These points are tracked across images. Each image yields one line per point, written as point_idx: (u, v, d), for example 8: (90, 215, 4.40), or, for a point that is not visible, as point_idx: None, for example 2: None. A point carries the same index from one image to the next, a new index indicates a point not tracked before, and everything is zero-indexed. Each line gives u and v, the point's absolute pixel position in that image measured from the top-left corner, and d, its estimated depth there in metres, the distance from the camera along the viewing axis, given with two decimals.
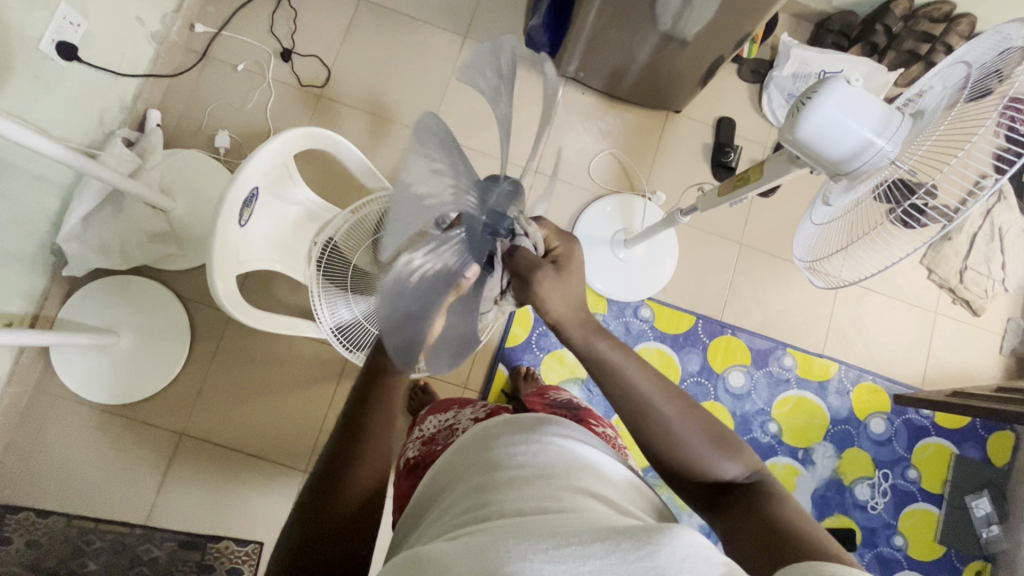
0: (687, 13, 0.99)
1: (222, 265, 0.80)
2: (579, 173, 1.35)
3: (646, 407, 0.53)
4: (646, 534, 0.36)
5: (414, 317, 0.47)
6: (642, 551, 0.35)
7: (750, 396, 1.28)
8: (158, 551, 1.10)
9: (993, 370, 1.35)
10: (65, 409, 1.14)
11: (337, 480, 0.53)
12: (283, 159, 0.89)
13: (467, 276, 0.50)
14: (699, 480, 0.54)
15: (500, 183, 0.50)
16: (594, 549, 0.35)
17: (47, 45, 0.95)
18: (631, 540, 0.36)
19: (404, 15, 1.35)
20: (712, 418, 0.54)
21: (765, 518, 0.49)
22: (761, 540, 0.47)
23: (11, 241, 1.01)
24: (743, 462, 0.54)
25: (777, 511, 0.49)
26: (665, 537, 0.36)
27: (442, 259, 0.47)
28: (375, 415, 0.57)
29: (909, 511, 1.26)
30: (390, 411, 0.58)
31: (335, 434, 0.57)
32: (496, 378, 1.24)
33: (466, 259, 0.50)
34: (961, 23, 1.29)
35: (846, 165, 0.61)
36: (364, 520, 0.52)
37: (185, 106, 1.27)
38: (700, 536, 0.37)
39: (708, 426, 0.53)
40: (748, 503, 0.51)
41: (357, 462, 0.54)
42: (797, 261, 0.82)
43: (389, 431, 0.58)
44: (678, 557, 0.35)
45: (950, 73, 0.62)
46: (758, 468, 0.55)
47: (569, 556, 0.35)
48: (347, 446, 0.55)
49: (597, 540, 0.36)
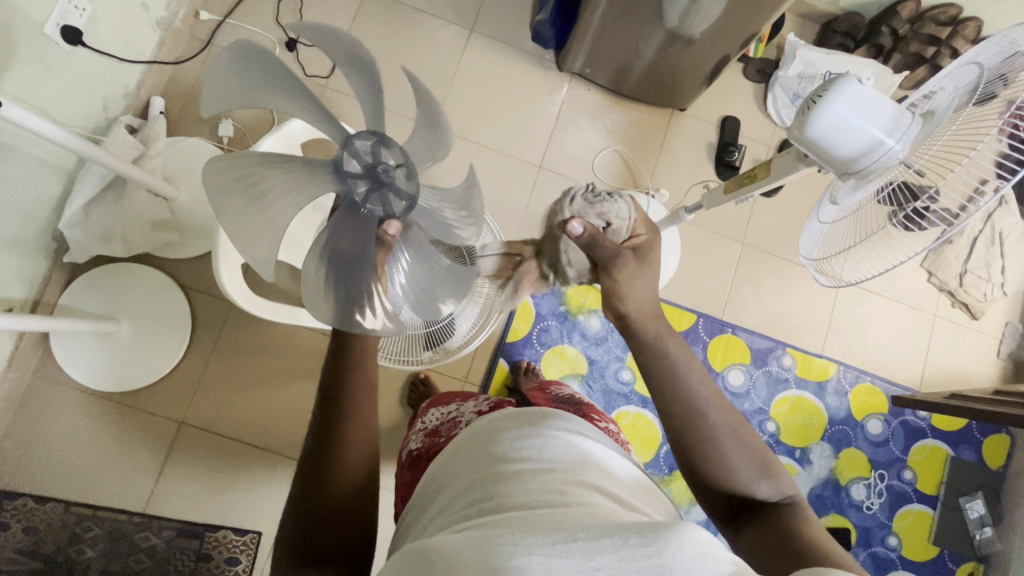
0: (694, 10, 0.98)
1: (226, 253, 0.80)
2: (583, 169, 1.35)
3: (697, 418, 0.54)
4: (652, 532, 0.36)
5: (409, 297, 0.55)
6: (650, 548, 0.35)
7: (749, 395, 1.29)
8: (156, 539, 1.08)
9: (989, 373, 1.36)
10: (62, 396, 1.14)
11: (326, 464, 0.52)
12: (289, 148, 0.88)
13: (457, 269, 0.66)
14: (729, 495, 0.54)
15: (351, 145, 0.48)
16: (602, 544, 0.36)
17: (51, 29, 0.95)
18: (639, 537, 0.36)
19: (409, 7, 1.35)
20: (752, 446, 0.54)
21: (798, 538, 0.48)
22: (792, 554, 0.47)
23: (12, 226, 1.01)
24: (780, 486, 0.54)
25: (811, 535, 0.49)
26: (674, 533, 0.36)
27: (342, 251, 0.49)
28: (353, 382, 0.54)
29: (904, 512, 1.27)
30: (371, 372, 0.55)
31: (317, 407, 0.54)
32: (497, 372, 1.24)
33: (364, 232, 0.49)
34: (967, 27, 1.30)
35: (854, 165, 0.61)
36: (362, 498, 0.52)
37: (188, 94, 1.26)
38: (709, 535, 0.37)
39: (749, 453, 0.54)
40: (778, 523, 0.51)
41: (343, 437, 0.53)
42: (803, 259, 0.82)
43: (374, 392, 0.55)
44: (685, 554, 0.35)
45: (961, 74, 0.63)
46: (794, 495, 0.54)
47: (577, 551, 0.35)
48: (329, 423, 0.53)
49: (604, 536, 0.36)
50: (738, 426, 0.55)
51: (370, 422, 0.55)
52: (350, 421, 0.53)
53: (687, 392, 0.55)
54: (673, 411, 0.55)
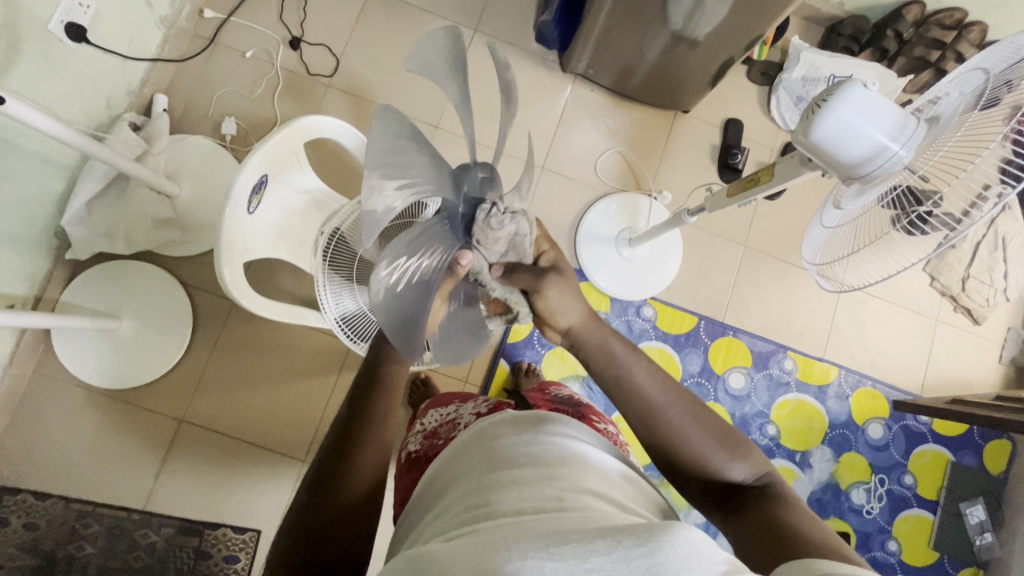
0: (699, 12, 0.98)
1: (228, 252, 0.80)
2: (586, 170, 1.35)
3: (648, 411, 0.55)
4: (647, 531, 0.36)
5: (410, 311, 0.52)
6: (643, 549, 0.35)
7: (750, 398, 1.29)
8: (155, 536, 1.09)
9: (991, 379, 1.36)
10: (63, 392, 1.14)
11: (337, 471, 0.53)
12: (292, 147, 0.88)
13: (459, 263, 0.57)
14: (707, 480, 0.54)
15: (472, 171, 0.56)
16: (595, 546, 0.36)
17: (56, 26, 0.95)
18: (632, 537, 0.36)
19: (414, 7, 1.35)
20: (712, 423, 0.54)
21: (776, 519, 0.49)
22: (773, 539, 0.47)
23: (15, 223, 1.01)
24: (752, 465, 0.54)
25: (786, 513, 0.49)
26: (667, 534, 0.36)
27: (431, 245, 0.54)
28: (377, 403, 0.59)
29: (904, 516, 1.27)
30: (392, 396, 0.60)
31: (337, 423, 0.58)
32: (497, 373, 1.24)
33: (451, 244, 0.56)
34: (972, 31, 1.30)
35: (859, 169, 0.61)
36: (369, 506, 0.53)
37: (192, 91, 1.26)
38: (704, 533, 0.37)
39: (710, 434, 0.54)
40: (758, 504, 0.51)
41: (360, 443, 0.55)
42: (806, 263, 0.82)
43: (392, 413, 0.59)
44: (678, 554, 0.35)
45: (967, 79, 0.62)
46: (767, 471, 0.55)
47: (569, 554, 0.35)
48: (348, 434, 0.56)
49: (598, 538, 0.36)
50: (697, 410, 0.55)
51: (387, 435, 0.58)
52: (371, 430, 0.57)
53: (639, 391, 0.56)
54: (631, 411, 0.56)
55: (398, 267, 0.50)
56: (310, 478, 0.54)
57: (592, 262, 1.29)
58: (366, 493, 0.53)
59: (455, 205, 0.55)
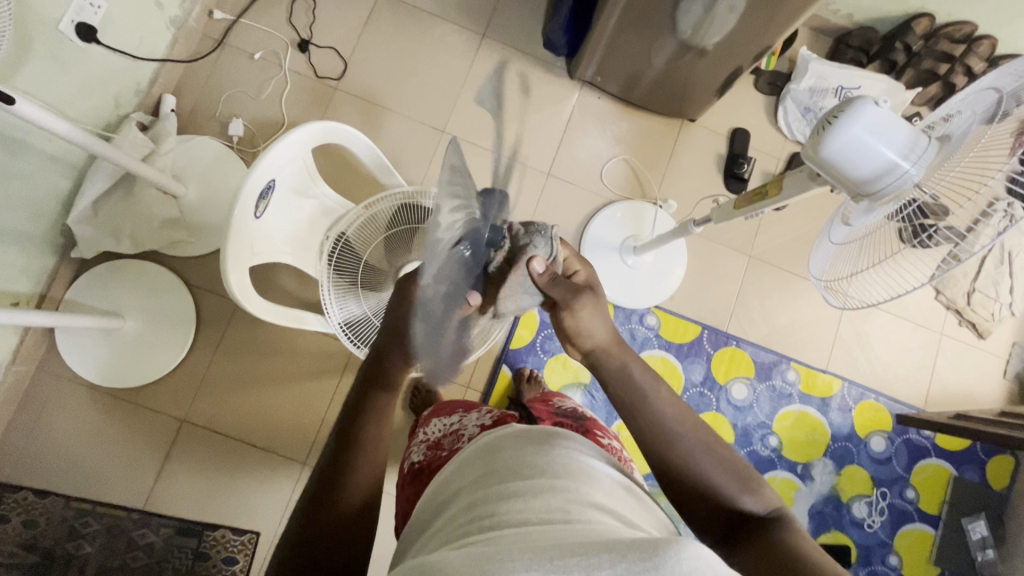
0: (707, 22, 0.98)
1: (235, 258, 0.80)
2: (592, 178, 1.35)
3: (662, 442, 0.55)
4: (652, 544, 0.34)
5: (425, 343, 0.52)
6: (648, 563, 0.34)
7: (752, 409, 1.28)
8: (154, 536, 1.08)
9: (995, 394, 1.35)
10: (65, 389, 1.14)
11: (337, 477, 0.54)
12: (301, 153, 0.89)
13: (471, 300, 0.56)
14: (720, 511, 0.54)
15: (495, 201, 0.57)
16: (599, 560, 0.35)
17: (67, 26, 0.96)
18: (638, 552, 0.34)
19: (422, 11, 1.35)
20: (731, 461, 0.55)
21: (782, 552, 0.49)
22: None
23: (22, 221, 1.01)
24: (765, 500, 0.54)
25: (793, 542, 0.50)
26: (673, 550, 0.34)
27: (460, 272, 0.52)
28: (368, 424, 0.58)
29: (906, 531, 1.26)
30: (382, 420, 0.59)
31: (330, 448, 0.58)
32: (499, 380, 1.24)
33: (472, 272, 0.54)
34: (982, 45, 1.29)
35: (869, 186, 0.60)
36: (360, 521, 0.53)
37: (199, 91, 1.27)
38: (711, 550, 0.35)
39: (725, 468, 0.55)
40: (765, 536, 0.51)
41: (353, 465, 0.55)
42: (813, 279, 0.82)
43: (385, 435, 0.59)
44: (686, 569, 0.34)
45: (979, 98, 0.61)
46: (779, 505, 0.55)
47: (573, 567, 0.34)
48: (341, 456, 0.56)
49: (602, 551, 0.35)
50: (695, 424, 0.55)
51: (380, 453, 0.57)
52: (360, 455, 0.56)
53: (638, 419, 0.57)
54: (641, 434, 0.57)
55: (435, 285, 0.49)
56: (313, 486, 0.55)
57: (595, 269, 1.29)
58: (368, 499, 0.54)
59: (479, 230, 0.53)
